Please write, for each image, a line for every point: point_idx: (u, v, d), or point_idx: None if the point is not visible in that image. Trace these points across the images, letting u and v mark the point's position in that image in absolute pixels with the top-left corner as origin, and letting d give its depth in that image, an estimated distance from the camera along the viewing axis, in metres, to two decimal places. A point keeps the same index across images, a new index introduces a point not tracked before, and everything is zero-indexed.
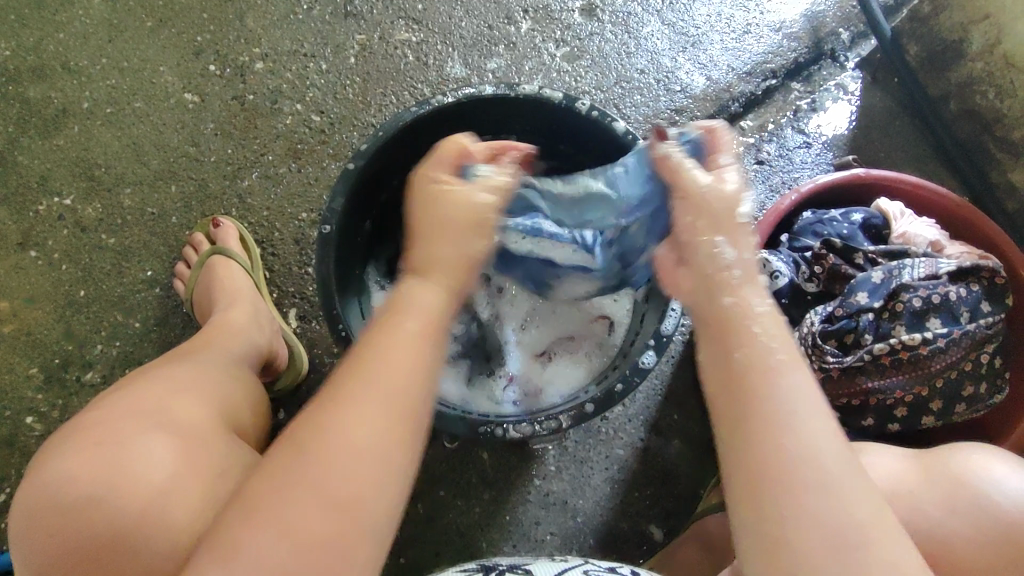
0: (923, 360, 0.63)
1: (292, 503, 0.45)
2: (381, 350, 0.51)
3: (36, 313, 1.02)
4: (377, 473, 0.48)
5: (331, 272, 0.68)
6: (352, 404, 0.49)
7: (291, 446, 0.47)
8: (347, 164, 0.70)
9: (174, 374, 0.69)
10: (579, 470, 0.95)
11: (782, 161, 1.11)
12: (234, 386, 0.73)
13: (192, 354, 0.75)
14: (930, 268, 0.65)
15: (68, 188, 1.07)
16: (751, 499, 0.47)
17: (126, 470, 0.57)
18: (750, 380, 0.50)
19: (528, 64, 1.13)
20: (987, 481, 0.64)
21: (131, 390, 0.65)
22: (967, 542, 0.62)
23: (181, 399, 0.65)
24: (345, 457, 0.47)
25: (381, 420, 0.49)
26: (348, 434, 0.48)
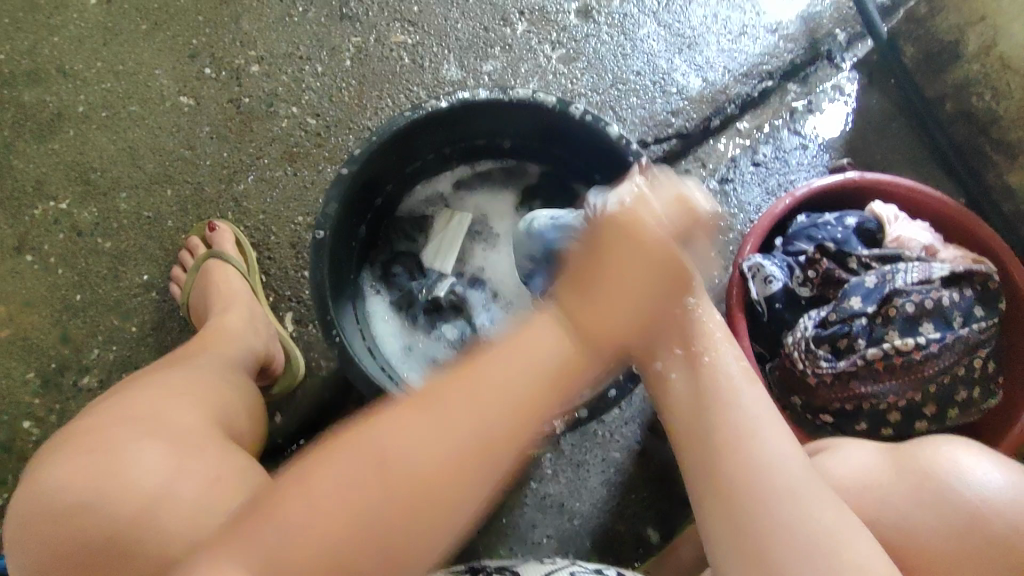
0: (917, 365, 0.63)
1: (359, 490, 0.48)
2: (500, 356, 0.50)
3: (33, 318, 1.02)
4: (442, 492, 0.48)
5: (325, 278, 0.68)
6: (436, 411, 0.48)
7: (377, 432, 0.49)
8: (340, 169, 0.70)
9: (170, 378, 0.70)
10: (576, 472, 0.95)
11: (778, 163, 1.11)
12: (229, 389, 0.73)
13: (187, 359, 0.75)
14: (924, 272, 0.64)
15: (64, 192, 1.07)
16: (724, 505, 0.50)
17: (118, 474, 0.57)
18: (710, 394, 0.54)
19: (524, 66, 1.13)
20: (961, 476, 0.60)
21: (127, 396, 0.66)
22: (930, 536, 0.59)
23: (175, 404, 0.65)
24: (416, 466, 0.48)
25: (460, 439, 0.48)
26: (423, 444, 0.48)
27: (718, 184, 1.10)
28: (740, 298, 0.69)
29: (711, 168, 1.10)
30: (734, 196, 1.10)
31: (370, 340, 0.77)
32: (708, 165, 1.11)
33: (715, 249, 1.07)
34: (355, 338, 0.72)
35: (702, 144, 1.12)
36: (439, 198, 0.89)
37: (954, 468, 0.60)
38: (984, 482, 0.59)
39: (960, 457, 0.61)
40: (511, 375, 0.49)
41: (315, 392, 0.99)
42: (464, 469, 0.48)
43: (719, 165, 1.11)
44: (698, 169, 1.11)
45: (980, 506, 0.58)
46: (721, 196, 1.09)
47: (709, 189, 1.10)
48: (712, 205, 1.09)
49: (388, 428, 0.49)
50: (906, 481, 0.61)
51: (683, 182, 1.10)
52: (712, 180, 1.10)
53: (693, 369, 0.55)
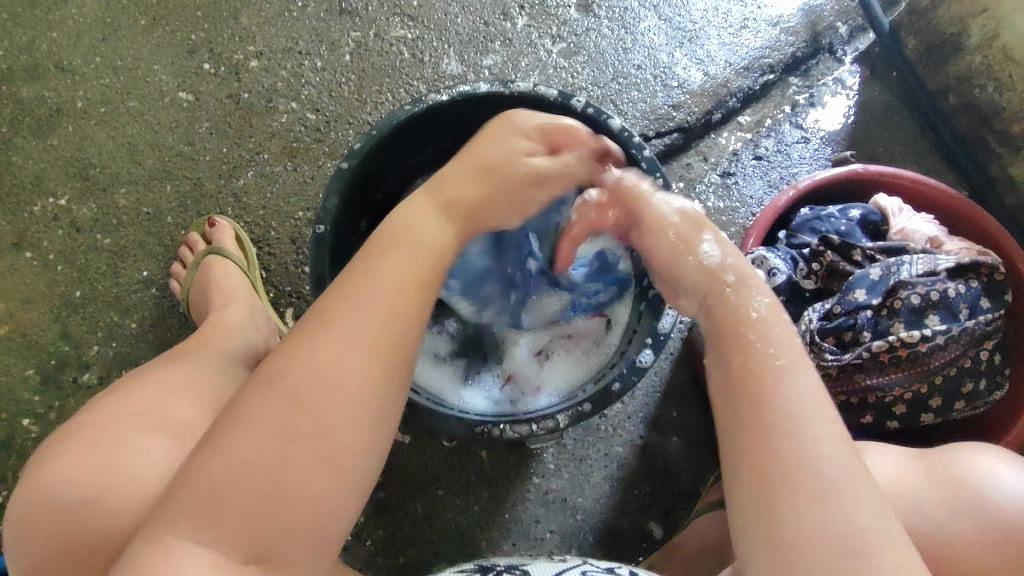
0: (923, 357, 0.62)
1: (279, 427, 0.47)
2: (374, 275, 0.54)
3: (33, 314, 1.02)
4: (355, 417, 0.49)
5: (325, 272, 0.68)
6: (331, 339, 0.50)
7: (277, 372, 0.50)
8: (341, 162, 0.69)
9: (167, 374, 0.69)
10: (578, 467, 0.95)
11: (780, 157, 1.11)
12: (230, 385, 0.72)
13: (188, 354, 0.75)
14: (929, 264, 0.64)
15: (63, 188, 1.07)
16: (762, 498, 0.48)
17: (116, 470, 0.57)
18: (759, 387, 0.51)
19: (524, 60, 1.13)
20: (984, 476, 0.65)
21: (123, 394, 0.65)
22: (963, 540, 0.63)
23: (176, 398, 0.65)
24: (323, 389, 0.49)
25: (360, 358, 0.50)
26: (329, 371, 0.49)
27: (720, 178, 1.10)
28: None
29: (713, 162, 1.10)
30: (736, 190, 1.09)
31: None
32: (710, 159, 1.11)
33: None
34: None
35: (703, 138, 1.12)
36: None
37: (985, 475, 0.65)
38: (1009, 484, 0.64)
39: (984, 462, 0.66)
40: (389, 295, 0.53)
41: None
42: (364, 388, 0.50)
43: (720, 159, 1.11)
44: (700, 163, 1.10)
45: (1011, 511, 0.63)
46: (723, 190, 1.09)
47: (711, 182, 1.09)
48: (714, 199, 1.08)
49: (265, 383, 0.49)
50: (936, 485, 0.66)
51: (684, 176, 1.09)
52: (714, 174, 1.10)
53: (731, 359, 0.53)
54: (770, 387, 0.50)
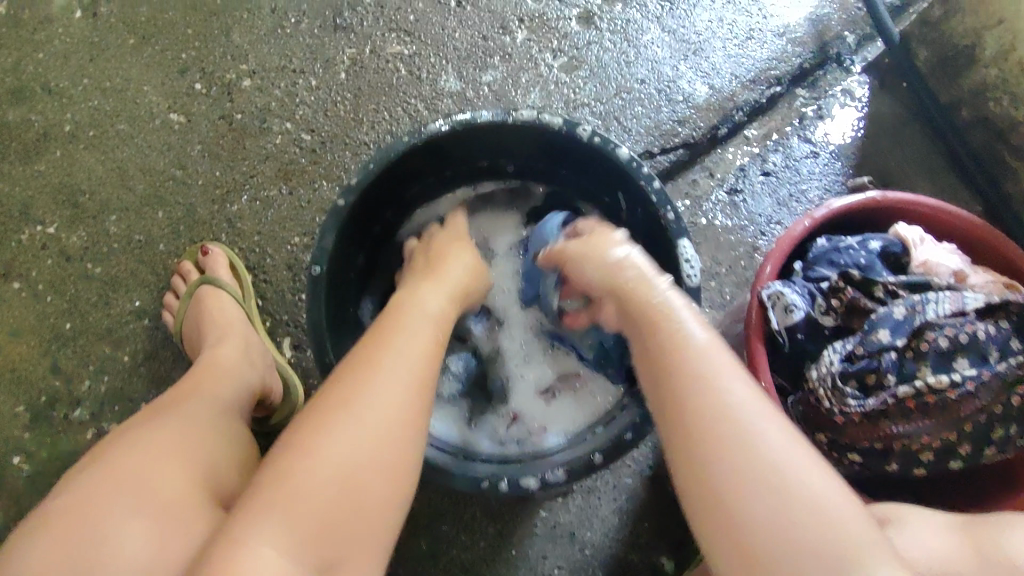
0: (951, 403, 0.56)
1: (339, 456, 0.49)
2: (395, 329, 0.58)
3: (22, 347, 0.99)
4: (404, 449, 0.52)
5: (322, 317, 0.64)
6: (375, 375, 0.53)
7: (328, 409, 0.51)
8: (336, 200, 0.66)
9: (154, 435, 0.63)
10: (586, 500, 0.92)
11: (789, 172, 1.08)
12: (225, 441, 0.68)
13: (171, 406, 0.69)
14: (957, 303, 0.58)
15: (52, 216, 1.03)
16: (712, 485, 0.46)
17: (95, 570, 0.51)
18: (692, 409, 0.49)
19: (525, 76, 1.09)
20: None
21: (106, 462, 0.59)
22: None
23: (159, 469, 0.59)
24: (375, 419, 0.51)
25: (405, 389, 0.54)
26: (382, 403, 0.52)
27: (728, 195, 1.07)
28: (759, 328, 0.65)
29: (720, 178, 1.07)
30: (744, 207, 1.06)
31: None
32: (717, 175, 1.08)
33: (725, 263, 1.03)
34: None
35: (709, 153, 1.09)
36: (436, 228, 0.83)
37: None
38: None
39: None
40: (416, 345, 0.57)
41: None
42: (410, 420, 0.53)
43: (727, 175, 1.08)
44: (706, 179, 1.07)
45: None
46: (731, 208, 1.06)
47: (718, 200, 1.06)
48: (722, 217, 1.06)
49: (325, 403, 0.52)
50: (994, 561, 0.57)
51: (690, 193, 1.07)
52: (721, 191, 1.07)
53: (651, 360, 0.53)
54: (676, 370, 0.51)
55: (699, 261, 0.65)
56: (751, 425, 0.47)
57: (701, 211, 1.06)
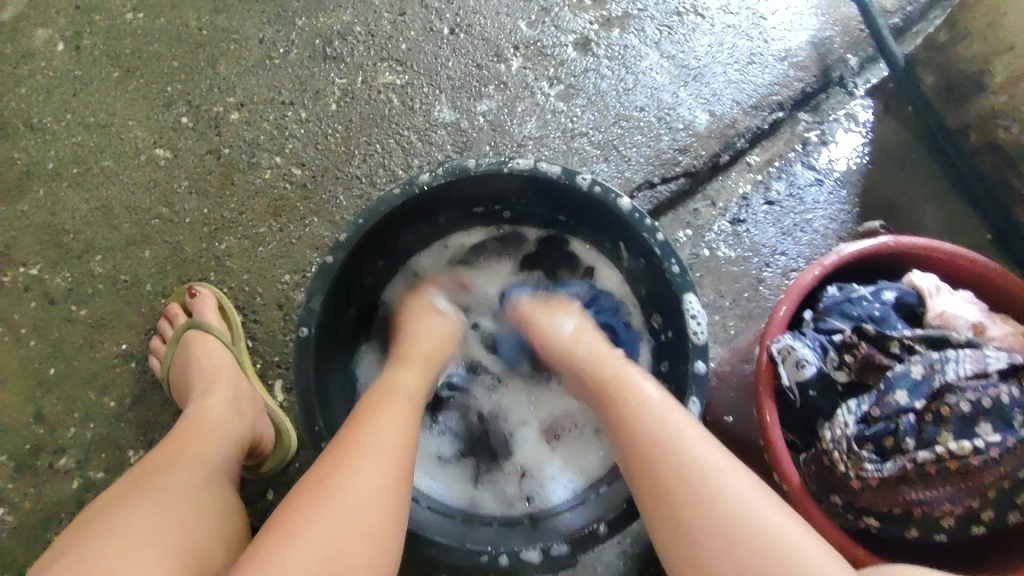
0: (974, 470, 0.53)
1: (304, 537, 0.48)
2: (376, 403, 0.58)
3: (5, 394, 0.96)
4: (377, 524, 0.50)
5: (311, 384, 0.61)
6: (349, 457, 0.53)
7: (302, 496, 0.51)
8: (323, 257, 0.63)
9: (129, 521, 0.59)
10: (589, 546, 0.89)
11: (793, 201, 1.05)
12: (206, 511, 0.64)
13: (151, 478, 0.65)
14: (978, 364, 0.55)
15: (34, 256, 1.00)
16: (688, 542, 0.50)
17: None
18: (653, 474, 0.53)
19: (521, 105, 1.07)
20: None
21: (79, 556, 0.55)
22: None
23: (138, 554, 0.55)
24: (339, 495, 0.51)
25: (377, 469, 0.53)
26: (353, 486, 0.51)
27: (730, 225, 1.04)
28: (769, 386, 0.62)
29: (722, 208, 1.05)
30: (747, 237, 1.03)
31: None
32: (718, 204, 1.05)
33: (729, 295, 1.01)
34: None
35: (710, 182, 1.06)
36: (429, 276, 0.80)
37: None
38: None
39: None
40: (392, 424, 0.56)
41: (309, 466, 0.93)
42: (381, 491, 0.52)
43: (729, 204, 1.05)
44: (708, 209, 1.05)
45: None
46: (734, 238, 1.03)
47: (721, 230, 1.04)
48: (725, 248, 1.03)
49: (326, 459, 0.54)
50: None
51: (692, 223, 1.04)
52: (724, 221, 1.04)
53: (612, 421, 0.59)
54: (628, 428, 0.57)
55: (705, 316, 0.63)
56: (710, 476, 0.52)
57: (703, 242, 1.03)
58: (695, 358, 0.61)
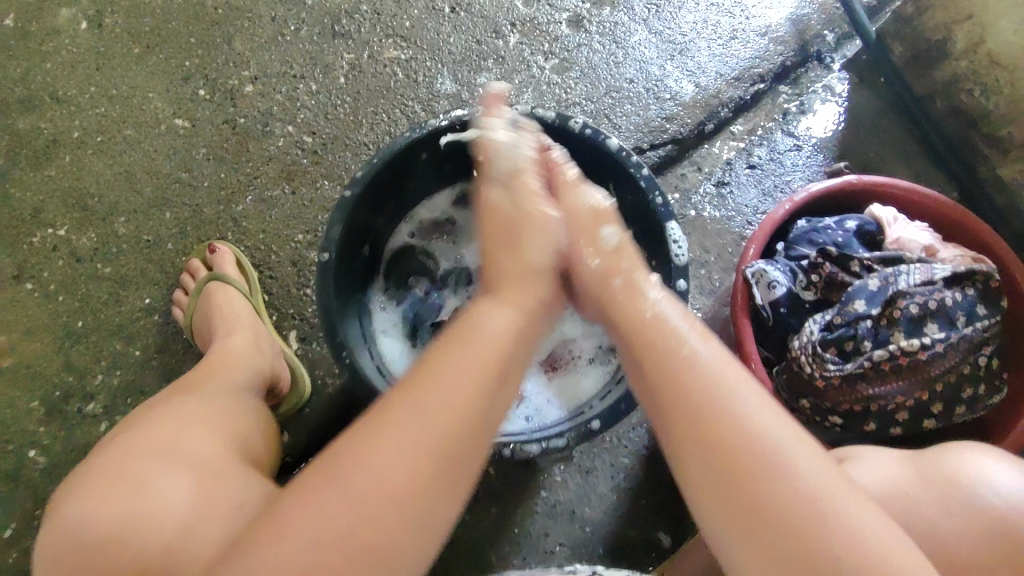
0: (923, 365, 0.63)
1: (328, 516, 0.46)
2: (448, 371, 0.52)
3: (36, 345, 1.02)
4: (411, 497, 0.48)
5: (331, 302, 0.70)
6: (410, 414, 0.49)
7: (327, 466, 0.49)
8: (343, 191, 0.72)
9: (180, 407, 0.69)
10: (585, 479, 0.96)
11: (773, 164, 1.12)
12: (243, 412, 0.74)
13: (192, 387, 0.74)
14: (925, 274, 0.65)
15: (62, 219, 1.07)
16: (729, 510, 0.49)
17: (144, 511, 0.57)
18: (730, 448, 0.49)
19: (518, 77, 1.14)
20: (988, 484, 0.60)
21: (143, 427, 0.66)
22: (967, 548, 0.58)
23: (191, 429, 0.65)
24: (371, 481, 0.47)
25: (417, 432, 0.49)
26: (374, 474, 0.47)
27: (715, 188, 1.11)
28: (744, 304, 0.69)
29: (707, 172, 1.11)
30: (731, 198, 1.11)
31: (378, 358, 0.78)
32: (704, 168, 1.12)
33: (713, 251, 1.08)
34: (363, 357, 0.74)
35: (696, 148, 1.13)
36: (432, 225, 0.90)
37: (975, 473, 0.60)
38: (1008, 490, 0.59)
39: (985, 464, 0.61)
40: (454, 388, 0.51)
41: (322, 409, 1.00)
42: (418, 473, 0.48)
43: (714, 168, 1.12)
44: (694, 173, 1.11)
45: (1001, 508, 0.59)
46: (718, 199, 1.10)
47: (706, 192, 1.11)
48: (710, 208, 1.10)
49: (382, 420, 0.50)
50: (931, 488, 0.60)
51: (680, 186, 1.10)
52: (709, 184, 1.11)
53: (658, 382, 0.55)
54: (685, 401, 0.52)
55: (684, 238, 0.71)
56: (798, 478, 0.48)
57: (690, 203, 1.09)
58: (677, 278, 0.69)
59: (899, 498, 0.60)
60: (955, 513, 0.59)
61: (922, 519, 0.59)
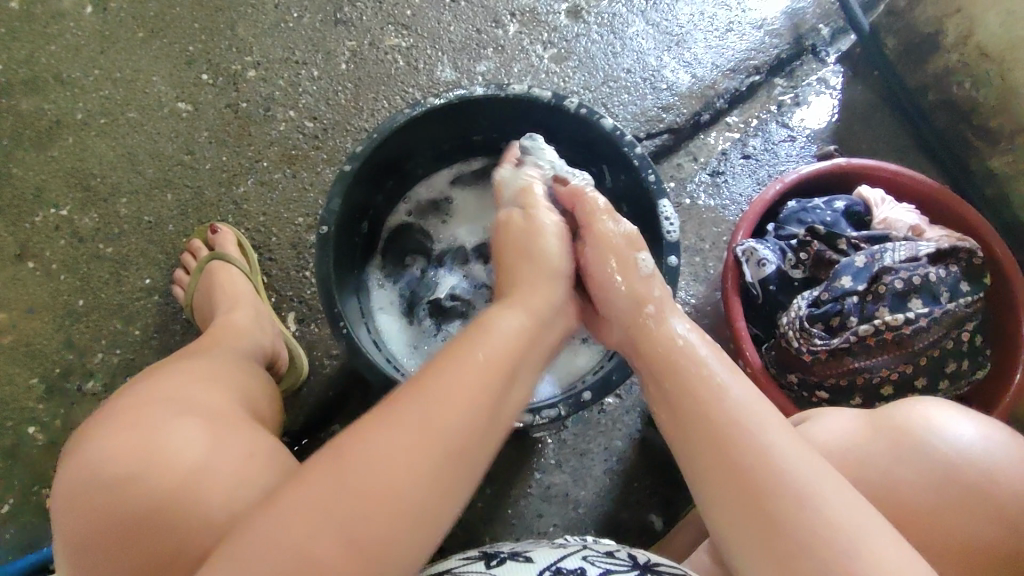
0: (907, 339, 0.68)
1: (323, 520, 0.45)
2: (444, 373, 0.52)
3: (36, 323, 1.03)
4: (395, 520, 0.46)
5: (330, 271, 0.73)
6: (394, 428, 0.48)
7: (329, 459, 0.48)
8: (343, 166, 0.74)
9: (195, 366, 0.72)
10: (579, 462, 0.97)
11: (767, 155, 1.14)
12: (248, 376, 0.77)
13: (206, 351, 0.78)
14: (910, 251, 0.70)
15: (65, 199, 1.08)
16: (741, 513, 0.49)
17: (161, 452, 0.59)
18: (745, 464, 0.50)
19: (517, 66, 1.15)
20: (939, 432, 0.62)
21: (161, 379, 0.68)
22: (919, 493, 0.60)
23: (202, 387, 0.68)
24: (374, 487, 0.46)
25: (409, 444, 0.48)
26: (358, 494, 0.46)
27: (710, 177, 1.12)
28: (734, 283, 0.76)
29: (702, 162, 1.13)
30: (725, 188, 1.12)
31: (375, 332, 0.80)
32: (700, 159, 1.13)
33: (707, 239, 1.09)
34: (360, 329, 0.76)
35: (692, 139, 1.14)
36: (430, 206, 0.93)
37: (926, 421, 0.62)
38: (959, 437, 0.61)
39: (936, 414, 0.63)
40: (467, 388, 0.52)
41: (320, 390, 1.01)
42: (412, 488, 0.47)
43: (709, 158, 1.13)
44: (690, 163, 1.13)
45: (951, 455, 0.61)
46: (713, 189, 1.12)
47: (701, 181, 1.12)
48: (704, 197, 1.11)
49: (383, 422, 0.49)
50: (884, 440, 0.63)
51: (675, 175, 1.12)
52: (704, 173, 1.12)
53: (687, 397, 0.56)
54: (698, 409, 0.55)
55: (675, 213, 0.73)
56: (817, 500, 0.48)
57: (686, 192, 1.11)
58: (669, 255, 0.72)
59: (850, 450, 0.63)
60: (906, 460, 0.61)
61: (874, 469, 0.62)
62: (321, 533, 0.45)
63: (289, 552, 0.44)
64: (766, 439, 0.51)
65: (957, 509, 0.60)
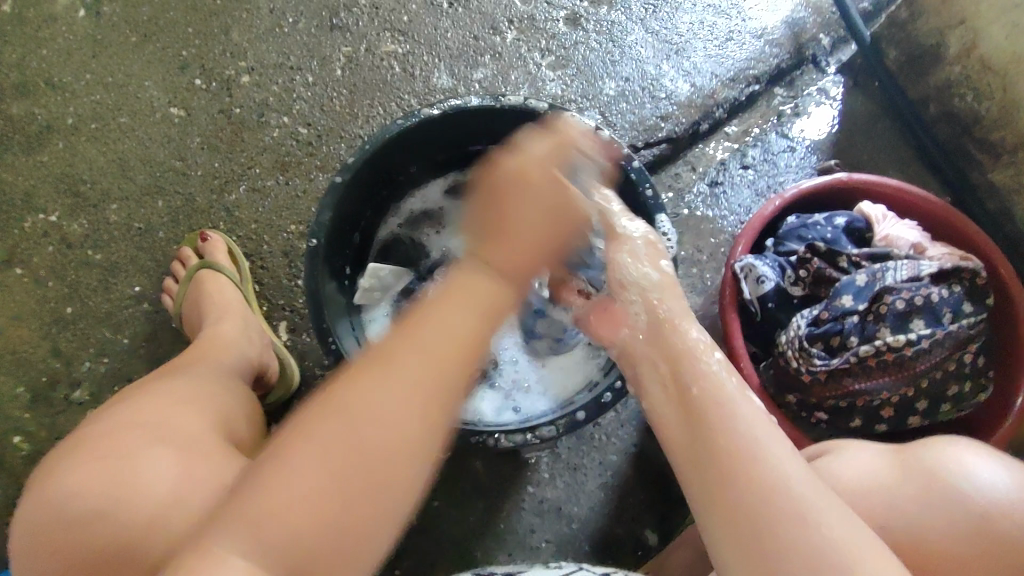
0: (909, 361, 0.70)
1: (299, 520, 0.46)
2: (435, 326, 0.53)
3: (22, 331, 1.02)
4: (395, 468, 0.48)
5: (320, 286, 0.72)
6: (395, 379, 0.50)
7: (329, 419, 0.48)
8: (334, 176, 0.73)
9: (175, 386, 0.71)
10: (573, 476, 0.96)
11: (767, 166, 1.12)
12: (227, 394, 0.75)
13: (183, 369, 0.76)
14: (912, 270, 0.71)
15: (53, 204, 1.07)
16: (725, 514, 0.50)
17: (129, 486, 0.58)
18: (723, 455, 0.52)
19: (514, 74, 1.14)
20: (968, 478, 0.61)
21: (133, 403, 0.67)
22: (941, 538, 0.60)
23: (179, 410, 0.67)
24: (382, 453, 0.48)
25: (414, 404, 0.49)
26: (374, 427, 0.48)
27: (708, 187, 1.11)
28: (733, 299, 0.77)
29: (701, 172, 1.12)
30: (724, 199, 1.11)
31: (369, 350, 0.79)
32: (698, 169, 1.12)
33: (706, 251, 1.08)
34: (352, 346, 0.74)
35: (691, 149, 1.13)
36: (421, 215, 0.92)
37: (959, 468, 0.62)
38: (988, 482, 0.61)
39: (966, 458, 0.62)
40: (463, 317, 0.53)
41: None
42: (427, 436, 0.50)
43: (708, 169, 1.12)
44: (688, 173, 1.12)
45: (983, 504, 0.60)
46: (712, 199, 1.10)
47: (699, 192, 1.11)
48: (703, 207, 1.10)
49: (370, 380, 0.50)
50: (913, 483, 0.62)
51: (673, 186, 1.10)
52: (702, 183, 1.11)
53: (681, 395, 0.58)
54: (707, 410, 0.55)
55: (672, 229, 0.75)
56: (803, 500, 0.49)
57: (683, 202, 1.10)
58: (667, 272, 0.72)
59: (874, 491, 0.63)
60: (935, 504, 0.61)
61: (896, 511, 0.61)
62: (286, 515, 0.46)
63: (270, 533, 0.45)
64: (764, 457, 0.51)
65: (983, 558, 0.59)
